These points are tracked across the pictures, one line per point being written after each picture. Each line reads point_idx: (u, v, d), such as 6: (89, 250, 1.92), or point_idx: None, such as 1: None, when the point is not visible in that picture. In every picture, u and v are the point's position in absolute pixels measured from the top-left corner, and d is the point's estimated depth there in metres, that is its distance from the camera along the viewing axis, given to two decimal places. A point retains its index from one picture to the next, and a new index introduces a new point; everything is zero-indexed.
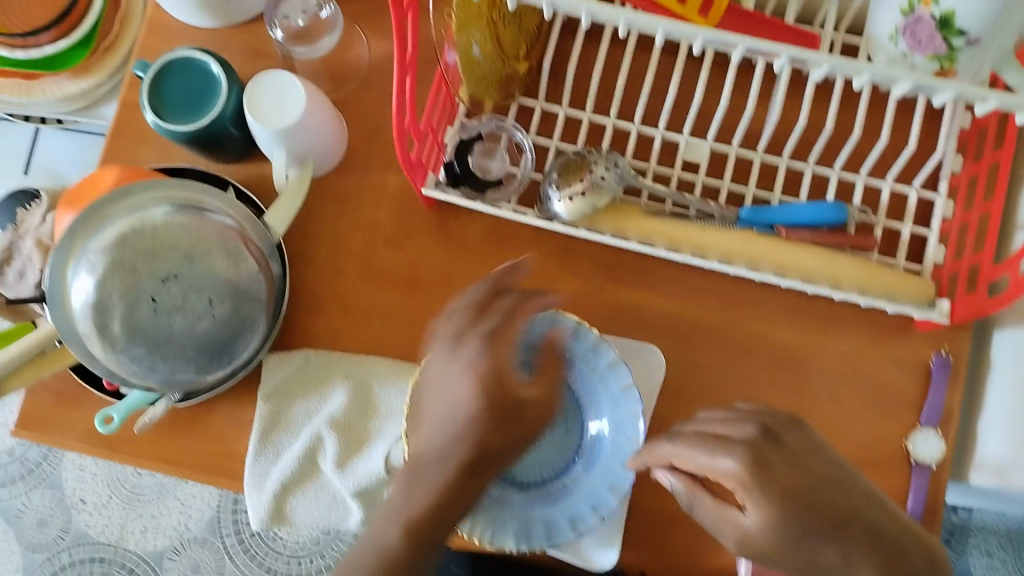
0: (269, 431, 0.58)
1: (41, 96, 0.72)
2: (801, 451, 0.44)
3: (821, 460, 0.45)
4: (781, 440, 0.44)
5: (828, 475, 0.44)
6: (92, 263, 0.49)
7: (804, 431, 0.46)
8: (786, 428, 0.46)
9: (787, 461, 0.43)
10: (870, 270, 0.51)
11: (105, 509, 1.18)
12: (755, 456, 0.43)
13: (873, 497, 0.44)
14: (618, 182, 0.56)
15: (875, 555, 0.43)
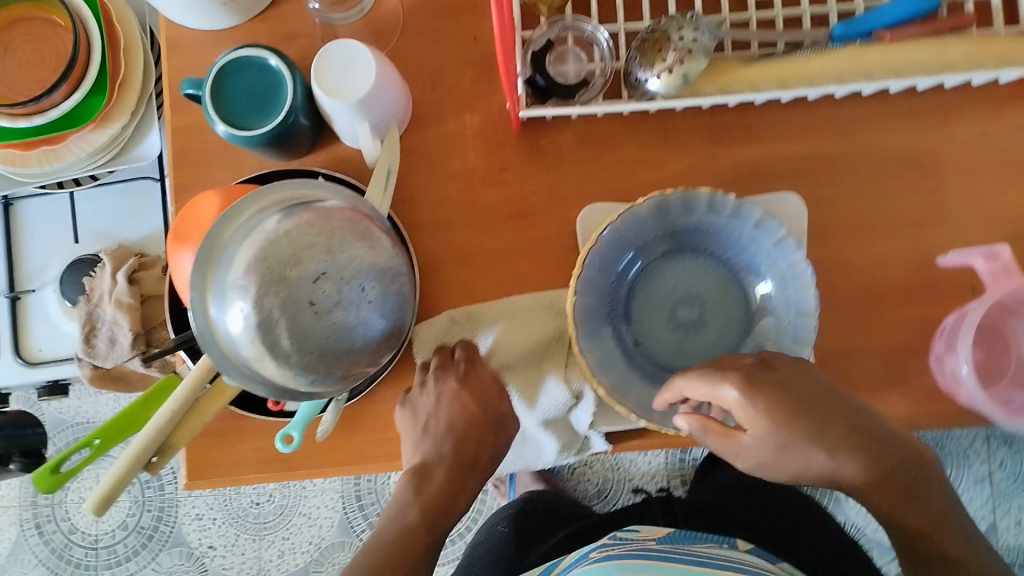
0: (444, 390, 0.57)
1: (73, 156, 0.69)
2: (788, 374, 0.48)
3: (812, 384, 0.48)
4: (775, 365, 0.48)
5: (809, 392, 0.48)
6: (238, 287, 0.47)
7: (801, 359, 0.50)
8: (777, 358, 0.50)
9: (774, 382, 0.47)
10: (979, 44, 0.54)
11: (236, 547, 1.17)
12: (749, 381, 0.47)
13: (867, 411, 0.49)
14: (710, 40, 0.54)
15: (861, 445, 0.48)
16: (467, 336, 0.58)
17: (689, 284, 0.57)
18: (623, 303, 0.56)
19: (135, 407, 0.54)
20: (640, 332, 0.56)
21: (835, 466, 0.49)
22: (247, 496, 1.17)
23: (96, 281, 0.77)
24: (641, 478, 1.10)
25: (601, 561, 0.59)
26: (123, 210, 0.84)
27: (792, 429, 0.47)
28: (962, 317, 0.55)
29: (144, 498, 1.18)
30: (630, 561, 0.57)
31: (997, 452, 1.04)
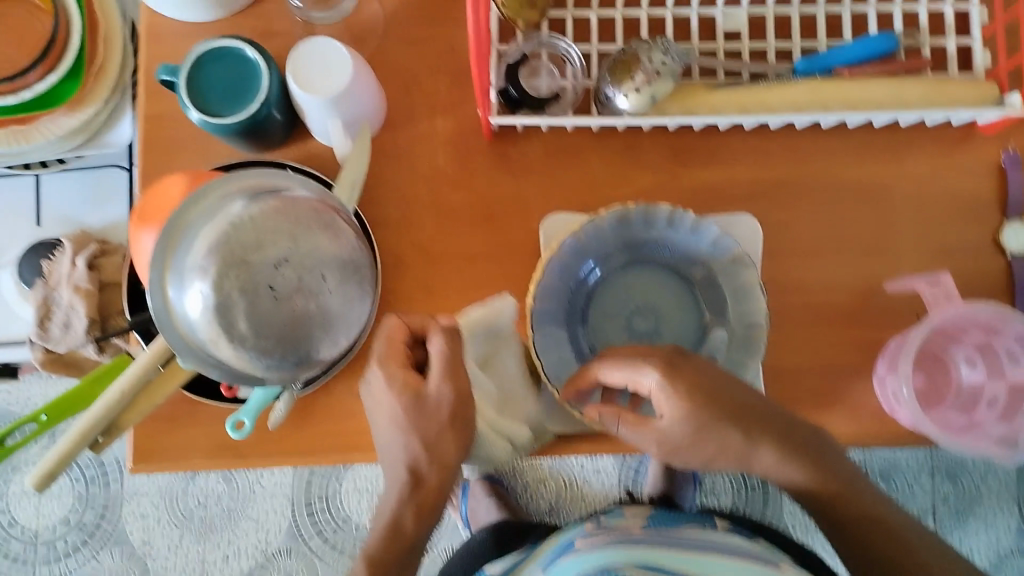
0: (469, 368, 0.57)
1: (43, 138, 0.69)
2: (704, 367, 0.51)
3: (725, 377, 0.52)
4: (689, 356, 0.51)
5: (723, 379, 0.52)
6: (198, 269, 0.48)
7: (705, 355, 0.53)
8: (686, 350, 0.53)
9: (693, 371, 0.50)
10: (934, 86, 0.56)
11: (181, 549, 1.14)
12: (670, 365, 0.50)
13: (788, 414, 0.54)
14: (677, 64, 0.57)
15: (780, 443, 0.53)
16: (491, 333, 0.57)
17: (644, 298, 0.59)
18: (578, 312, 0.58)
19: (87, 385, 0.55)
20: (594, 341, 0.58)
21: (750, 457, 0.53)
22: (196, 496, 1.15)
23: (55, 264, 0.77)
24: (593, 497, 1.11)
25: (586, 550, 0.59)
26: (89, 198, 0.84)
27: (704, 417, 0.50)
28: (903, 341, 0.57)
29: (89, 495, 1.15)
30: (621, 551, 0.58)
31: (939, 485, 1.07)
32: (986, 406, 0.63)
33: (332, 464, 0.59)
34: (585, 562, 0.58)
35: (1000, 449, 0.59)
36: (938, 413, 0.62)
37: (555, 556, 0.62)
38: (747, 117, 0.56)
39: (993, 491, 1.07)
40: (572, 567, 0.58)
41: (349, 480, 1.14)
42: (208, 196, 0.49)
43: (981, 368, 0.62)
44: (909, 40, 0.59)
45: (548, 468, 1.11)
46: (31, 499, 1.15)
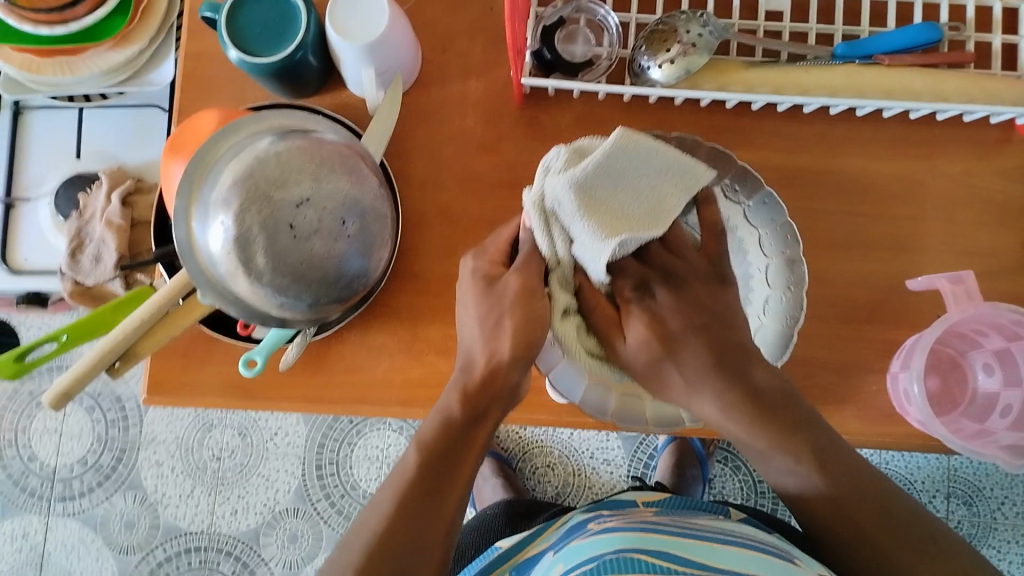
0: (603, 206, 0.43)
1: (87, 70, 0.72)
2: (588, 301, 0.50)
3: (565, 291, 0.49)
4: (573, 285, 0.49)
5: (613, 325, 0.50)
6: (222, 202, 0.48)
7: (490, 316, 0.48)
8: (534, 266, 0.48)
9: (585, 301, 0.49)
10: (973, 80, 0.55)
11: (190, 499, 1.16)
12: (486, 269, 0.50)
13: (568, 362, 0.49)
14: (714, 39, 0.57)
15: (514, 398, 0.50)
16: (607, 193, 0.44)
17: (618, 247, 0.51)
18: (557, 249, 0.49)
19: (106, 311, 0.55)
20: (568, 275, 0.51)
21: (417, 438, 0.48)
22: (209, 450, 1.17)
23: (90, 199, 0.80)
24: (602, 487, 1.09)
25: (598, 533, 0.53)
26: (128, 137, 0.87)
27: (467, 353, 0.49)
28: (920, 337, 0.56)
29: (107, 437, 1.18)
30: (637, 535, 0.51)
31: (955, 509, 1.03)
32: (998, 415, 0.63)
33: (335, 414, 0.59)
34: (596, 545, 0.51)
35: (1007, 457, 0.58)
36: (948, 419, 0.63)
37: (564, 541, 0.56)
38: (780, 98, 0.55)
39: (1011, 520, 1.03)
40: (580, 549, 0.51)
41: (359, 448, 1.14)
42: (239, 131, 0.50)
43: (999, 376, 0.62)
44: (954, 32, 0.58)
45: (556, 453, 1.11)
46: (52, 436, 1.18)
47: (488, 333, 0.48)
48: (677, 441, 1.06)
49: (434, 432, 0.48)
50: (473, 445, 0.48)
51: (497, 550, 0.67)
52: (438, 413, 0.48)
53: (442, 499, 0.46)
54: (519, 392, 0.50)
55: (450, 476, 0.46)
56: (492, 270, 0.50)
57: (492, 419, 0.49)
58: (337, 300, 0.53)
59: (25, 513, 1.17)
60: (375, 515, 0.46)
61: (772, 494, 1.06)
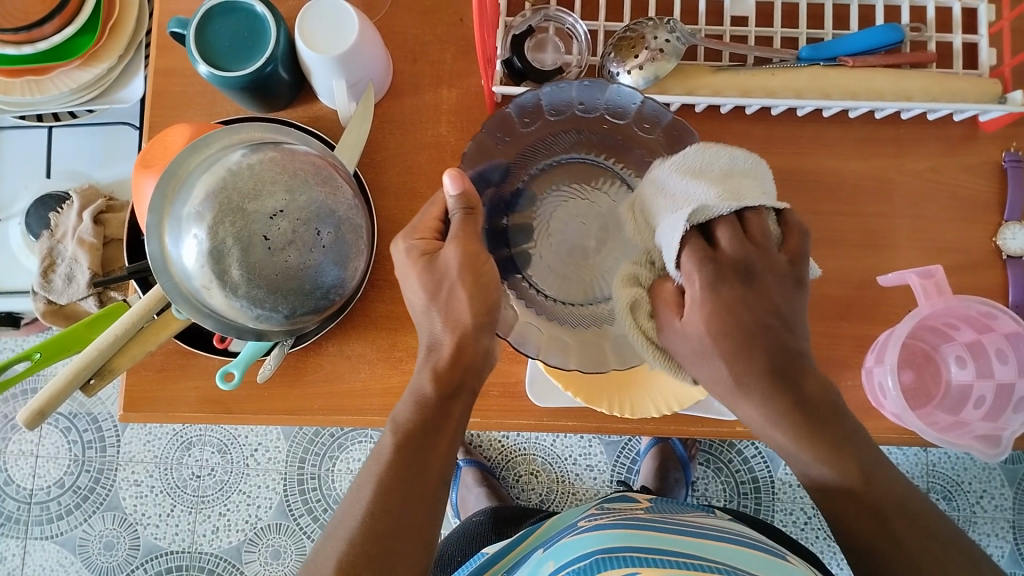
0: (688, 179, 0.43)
1: (55, 90, 0.71)
2: (548, 269, 0.51)
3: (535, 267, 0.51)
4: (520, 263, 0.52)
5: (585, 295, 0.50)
6: (195, 216, 0.48)
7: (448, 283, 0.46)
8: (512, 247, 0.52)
9: (544, 275, 0.51)
10: (935, 79, 0.57)
11: (170, 518, 1.14)
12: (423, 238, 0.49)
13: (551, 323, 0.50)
14: (682, 44, 0.57)
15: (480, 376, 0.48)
16: (695, 172, 0.44)
17: (572, 223, 0.51)
18: (504, 231, 0.52)
19: (80, 328, 0.55)
20: (524, 261, 0.52)
21: (394, 418, 0.46)
22: (189, 467, 1.15)
23: (62, 218, 0.79)
24: (586, 493, 1.09)
25: (588, 531, 0.53)
26: (99, 153, 0.87)
27: (428, 325, 0.48)
28: (892, 332, 0.57)
29: (84, 458, 1.16)
30: (628, 532, 0.51)
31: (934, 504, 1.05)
32: (972, 406, 0.63)
33: (315, 425, 0.59)
34: (587, 542, 0.51)
35: (981, 445, 0.58)
36: (923, 412, 0.64)
37: (556, 536, 0.56)
38: (747, 100, 0.56)
39: (989, 513, 1.04)
40: (572, 547, 0.51)
41: (342, 461, 1.14)
42: (211, 145, 0.51)
43: (971, 368, 0.63)
44: (915, 33, 0.59)
45: (540, 460, 1.11)
46: (28, 459, 1.17)
47: (444, 308, 0.47)
48: (658, 445, 1.06)
49: (411, 414, 0.46)
50: (448, 426, 0.46)
51: (483, 558, 0.67)
52: (412, 395, 0.46)
53: (420, 483, 0.44)
54: (489, 363, 0.49)
55: (429, 462, 0.45)
56: (427, 245, 0.48)
57: (463, 401, 0.48)
58: (314, 311, 0.52)
59: (2, 538, 1.15)
60: (358, 501, 0.44)
61: (754, 494, 1.07)
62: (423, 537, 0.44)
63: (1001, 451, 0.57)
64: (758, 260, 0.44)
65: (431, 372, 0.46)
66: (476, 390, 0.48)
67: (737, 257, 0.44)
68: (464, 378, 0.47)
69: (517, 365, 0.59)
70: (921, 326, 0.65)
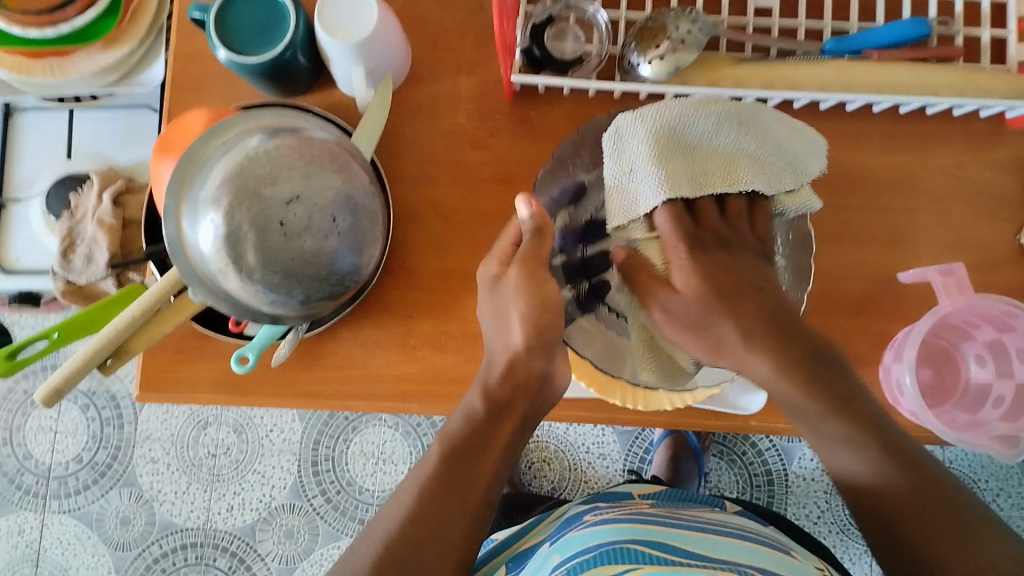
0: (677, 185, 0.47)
1: (77, 72, 0.72)
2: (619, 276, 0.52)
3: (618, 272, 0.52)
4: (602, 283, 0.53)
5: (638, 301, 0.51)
6: (212, 200, 0.49)
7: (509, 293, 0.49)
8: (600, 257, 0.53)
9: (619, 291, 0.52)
10: (962, 73, 0.56)
11: (186, 496, 1.16)
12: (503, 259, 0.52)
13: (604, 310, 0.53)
14: (703, 35, 0.57)
15: (540, 407, 0.51)
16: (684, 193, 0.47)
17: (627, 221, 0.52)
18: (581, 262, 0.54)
19: (99, 308, 0.55)
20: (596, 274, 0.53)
21: (445, 435, 0.49)
22: (205, 446, 1.17)
23: (82, 198, 0.79)
24: (597, 482, 1.09)
25: (592, 525, 0.53)
26: (119, 135, 0.87)
27: (491, 363, 0.51)
28: (910, 330, 0.56)
29: (102, 435, 1.18)
30: (634, 526, 0.51)
31: None
32: (992, 405, 0.63)
33: (329, 410, 0.60)
34: (592, 536, 0.51)
35: (999, 445, 0.59)
36: (941, 410, 0.63)
37: (562, 531, 0.56)
38: (770, 93, 0.55)
39: (1005, 511, 1.03)
40: (578, 540, 0.51)
41: (355, 444, 1.15)
42: (231, 129, 0.51)
43: (990, 367, 0.62)
44: (943, 26, 0.58)
45: (552, 448, 1.11)
46: (47, 434, 1.19)
47: (501, 329, 0.50)
48: (671, 436, 1.06)
49: (463, 428, 0.49)
50: (495, 443, 0.49)
51: (491, 546, 0.68)
52: (461, 411, 0.50)
53: (464, 493, 0.46)
54: (551, 392, 0.51)
55: (471, 475, 0.47)
56: (501, 273, 0.50)
57: (516, 422, 0.50)
58: (329, 297, 0.53)
59: (22, 511, 1.17)
60: (399, 503, 0.46)
61: (767, 487, 1.06)
62: (461, 546, 0.45)
63: (1018, 452, 0.58)
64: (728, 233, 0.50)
65: (483, 394, 0.50)
66: (530, 410, 0.50)
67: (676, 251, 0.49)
68: (523, 402, 0.50)
69: None
70: (941, 324, 0.63)
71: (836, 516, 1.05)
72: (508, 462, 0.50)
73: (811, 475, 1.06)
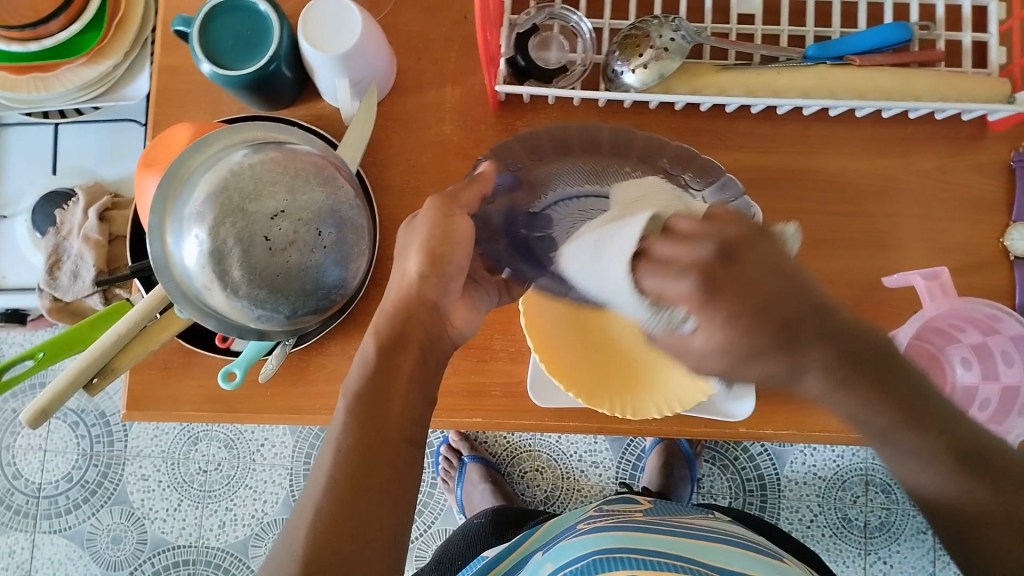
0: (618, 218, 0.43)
1: (62, 87, 0.72)
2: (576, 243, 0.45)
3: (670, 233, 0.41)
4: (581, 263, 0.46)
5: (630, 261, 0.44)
6: (197, 215, 0.48)
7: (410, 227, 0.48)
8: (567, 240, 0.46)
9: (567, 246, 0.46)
10: (942, 78, 0.56)
11: (178, 513, 1.15)
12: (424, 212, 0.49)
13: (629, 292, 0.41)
14: (687, 43, 0.57)
15: (438, 342, 0.49)
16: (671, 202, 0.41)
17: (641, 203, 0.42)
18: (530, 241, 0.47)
19: (85, 326, 0.55)
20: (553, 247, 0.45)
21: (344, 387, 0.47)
22: (196, 462, 1.16)
23: (67, 215, 0.79)
24: (591, 489, 1.09)
25: (586, 533, 0.53)
26: (105, 150, 0.87)
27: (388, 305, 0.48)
28: (897, 335, 0.57)
29: (92, 453, 1.17)
30: (625, 533, 0.51)
31: None
32: (977, 408, 0.63)
33: (316, 424, 0.59)
34: (583, 545, 0.51)
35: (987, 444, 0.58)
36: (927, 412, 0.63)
37: (553, 541, 0.56)
38: (754, 100, 0.56)
39: None
40: (570, 549, 0.51)
41: None
42: (214, 143, 0.51)
43: (977, 370, 0.63)
44: (924, 31, 0.59)
45: (545, 457, 1.11)
46: (36, 453, 1.17)
47: (401, 259, 0.48)
48: (663, 442, 1.05)
49: (364, 378, 0.46)
50: (399, 383, 0.46)
51: (485, 559, 0.67)
52: (359, 361, 0.47)
53: (378, 454, 0.45)
54: (450, 327, 0.49)
55: (378, 427, 0.45)
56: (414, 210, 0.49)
57: (417, 358, 0.47)
58: (316, 310, 0.52)
59: (12, 531, 1.16)
60: (320, 468, 0.45)
61: (760, 491, 1.06)
62: (393, 511, 0.44)
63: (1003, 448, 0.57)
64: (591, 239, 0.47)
65: (377, 335, 0.47)
66: (426, 343, 0.48)
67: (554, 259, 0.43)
68: (419, 336, 0.48)
69: (517, 365, 0.59)
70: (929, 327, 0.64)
71: (829, 519, 1.05)
72: (425, 414, 0.48)
73: (803, 480, 1.06)
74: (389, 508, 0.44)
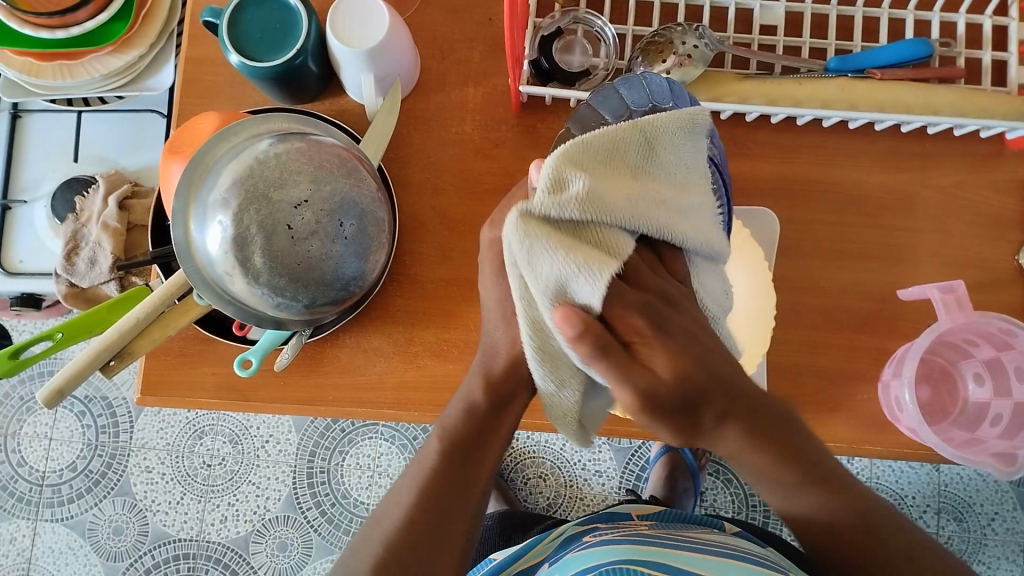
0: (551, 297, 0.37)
1: (87, 75, 0.73)
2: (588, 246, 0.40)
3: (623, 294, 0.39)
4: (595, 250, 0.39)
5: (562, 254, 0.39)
6: (221, 202, 0.49)
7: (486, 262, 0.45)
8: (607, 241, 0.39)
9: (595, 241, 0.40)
10: (962, 95, 0.56)
11: (180, 506, 1.15)
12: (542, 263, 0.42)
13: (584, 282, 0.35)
14: (709, 51, 0.57)
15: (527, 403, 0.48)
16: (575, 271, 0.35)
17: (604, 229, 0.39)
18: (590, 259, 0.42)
19: (103, 310, 0.55)
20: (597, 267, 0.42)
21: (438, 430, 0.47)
22: (200, 456, 1.16)
23: (88, 202, 0.80)
24: (594, 498, 1.09)
25: (593, 546, 0.53)
26: (126, 139, 0.88)
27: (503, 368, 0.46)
28: (910, 346, 0.57)
29: (97, 443, 1.17)
30: (634, 548, 0.51)
31: (946, 526, 1.03)
32: (989, 424, 0.64)
33: (328, 417, 0.60)
34: (591, 557, 0.51)
35: (1000, 464, 0.58)
36: (939, 428, 0.64)
37: (560, 551, 0.56)
38: (775, 109, 0.56)
39: (1000, 536, 1.03)
40: (577, 562, 0.52)
41: (351, 456, 1.14)
42: (240, 133, 0.51)
43: (989, 386, 0.63)
44: (945, 47, 0.59)
45: (548, 464, 1.11)
46: (42, 441, 1.18)
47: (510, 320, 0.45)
48: (668, 453, 1.05)
49: (461, 426, 0.47)
50: (493, 436, 0.47)
51: (490, 564, 0.67)
52: (462, 401, 0.47)
53: (459, 501, 0.46)
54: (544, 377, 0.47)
55: (465, 479, 0.46)
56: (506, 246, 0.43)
57: (515, 411, 0.48)
58: (334, 301, 0.53)
59: (13, 519, 1.16)
60: (397, 507, 0.46)
61: (763, 507, 1.06)
62: (456, 552, 0.46)
63: (1016, 469, 0.58)
64: (678, 292, 0.39)
65: (482, 387, 0.47)
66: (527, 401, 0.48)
67: (656, 288, 0.38)
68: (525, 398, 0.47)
69: None
70: (940, 342, 0.64)
71: None
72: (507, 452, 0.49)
73: None
74: (449, 551, 0.46)
